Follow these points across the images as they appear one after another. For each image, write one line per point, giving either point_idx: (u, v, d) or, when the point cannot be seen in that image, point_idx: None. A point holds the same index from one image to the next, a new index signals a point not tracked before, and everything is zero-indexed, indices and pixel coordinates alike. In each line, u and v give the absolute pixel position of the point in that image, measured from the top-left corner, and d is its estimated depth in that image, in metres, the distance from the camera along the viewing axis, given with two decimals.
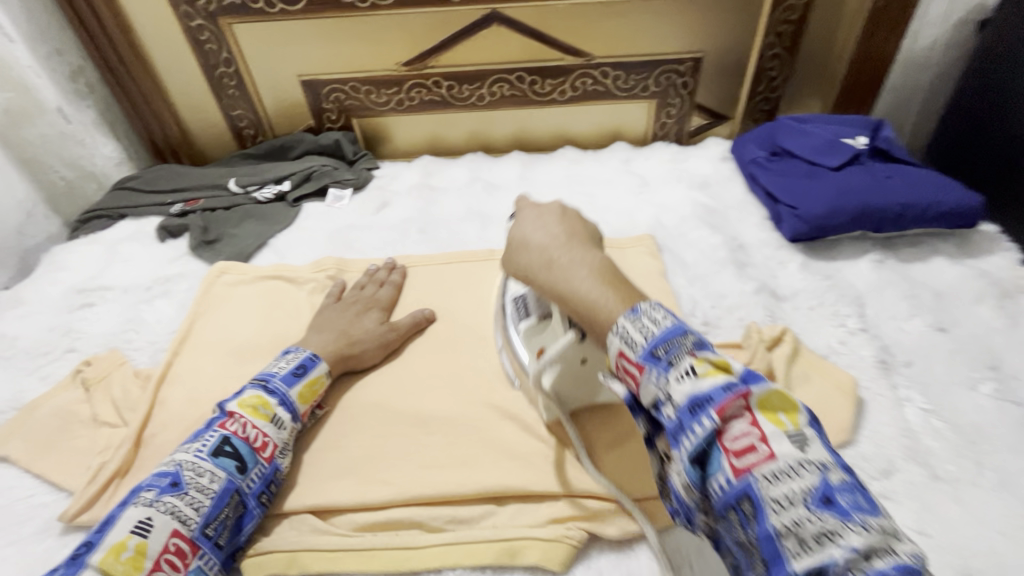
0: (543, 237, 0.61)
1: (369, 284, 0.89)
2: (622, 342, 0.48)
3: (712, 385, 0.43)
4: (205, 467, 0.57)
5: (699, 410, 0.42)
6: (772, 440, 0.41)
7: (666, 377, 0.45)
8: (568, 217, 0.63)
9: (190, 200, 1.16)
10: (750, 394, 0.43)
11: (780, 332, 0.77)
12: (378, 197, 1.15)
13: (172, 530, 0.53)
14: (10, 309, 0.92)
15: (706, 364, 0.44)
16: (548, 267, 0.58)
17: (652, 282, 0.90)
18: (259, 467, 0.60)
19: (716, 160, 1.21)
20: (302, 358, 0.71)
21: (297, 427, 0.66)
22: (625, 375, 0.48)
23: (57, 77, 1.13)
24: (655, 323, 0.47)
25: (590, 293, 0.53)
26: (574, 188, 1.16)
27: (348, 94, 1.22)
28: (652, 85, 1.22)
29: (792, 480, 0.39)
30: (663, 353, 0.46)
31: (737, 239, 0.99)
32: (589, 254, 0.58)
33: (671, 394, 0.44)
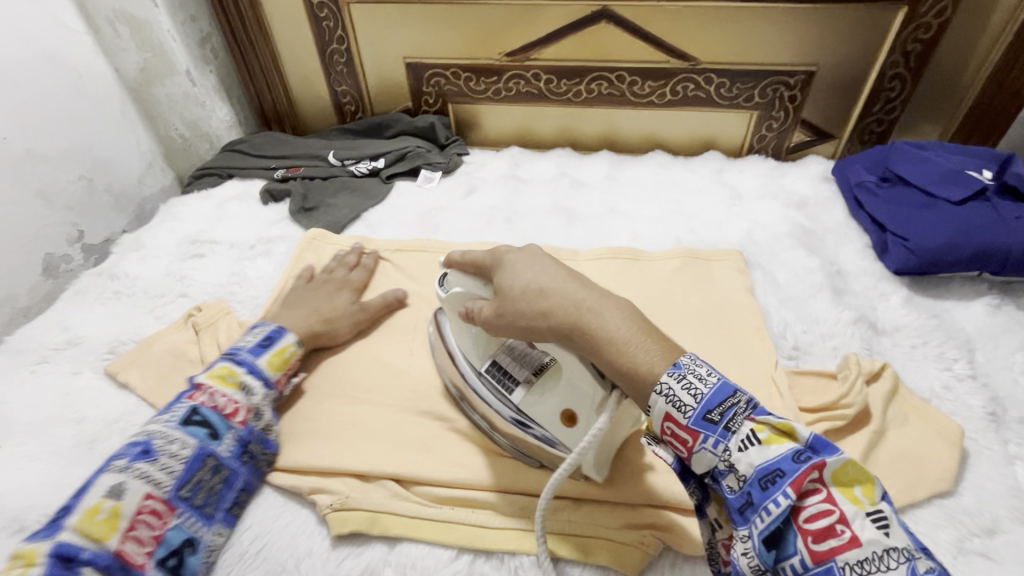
0: (547, 280, 0.54)
1: (339, 267, 0.92)
2: (670, 404, 0.46)
3: (779, 456, 0.43)
4: (175, 436, 0.60)
5: (771, 484, 0.43)
6: (853, 523, 0.40)
7: (724, 446, 0.45)
8: (556, 262, 0.56)
9: (291, 167, 1.22)
10: (823, 466, 0.42)
11: (879, 367, 0.73)
12: (466, 183, 1.18)
13: (146, 492, 0.56)
14: (132, 251, 1.00)
15: (767, 431, 0.45)
16: (576, 322, 0.51)
17: (741, 298, 0.87)
18: (234, 431, 0.64)
19: (815, 180, 1.16)
20: (268, 331, 0.75)
21: (271, 394, 0.70)
22: (674, 441, 0.48)
23: (189, 42, 1.22)
24: (701, 380, 0.46)
25: (630, 342, 0.49)
26: (663, 193, 1.14)
27: (448, 79, 1.25)
28: (757, 96, 1.18)
29: (879, 570, 0.38)
30: (719, 418, 0.45)
31: (835, 264, 0.95)
32: (616, 296, 0.52)
33: (735, 464, 0.44)
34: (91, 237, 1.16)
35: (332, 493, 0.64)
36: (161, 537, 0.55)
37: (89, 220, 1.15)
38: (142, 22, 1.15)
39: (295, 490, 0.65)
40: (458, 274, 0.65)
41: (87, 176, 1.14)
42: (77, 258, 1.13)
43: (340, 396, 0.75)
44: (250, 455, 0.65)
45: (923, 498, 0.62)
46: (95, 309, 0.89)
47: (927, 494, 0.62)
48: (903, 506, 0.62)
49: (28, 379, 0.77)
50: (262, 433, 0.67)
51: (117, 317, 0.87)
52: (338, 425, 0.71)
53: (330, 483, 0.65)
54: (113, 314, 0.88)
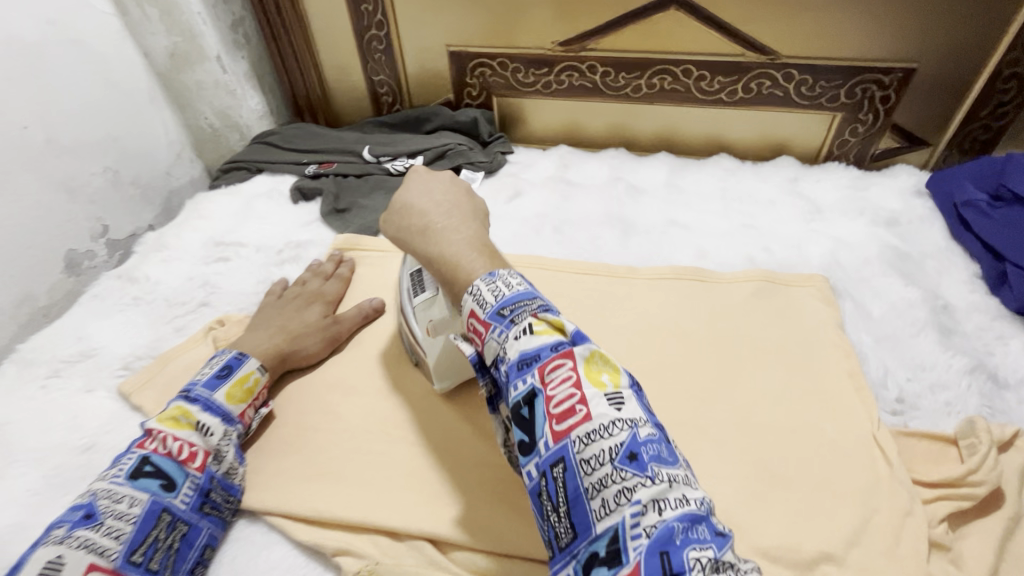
0: (424, 200, 0.57)
1: (314, 277, 0.84)
2: (475, 301, 0.48)
3: (542, 344, 0.44)
4: (123, 492, 0.52)
5: (525, 366, 0.43)
6: (589, 402, 0.41)
7: (506, 335, 0.45)
8: (459, 187, 0.59)
9: (323, 163, 1.14)
10: (575, 356, 0.44)
11: (1012, 436, 0.60)
12: (511, 185, 1.08)
13: (89, 565, 0.47)
14: (154, 252, 0.94)
15: (543, 325, 0.45)
16: (422, 236, 0.55)
17: (830, 334, 0.75)
18: (191, 480, 0.56)
19: (907, 195, 1.02)
20: (226, 359, 0.66)
21: (233, 430, 0.62)
22: (473, 336, 0.48)
23: (221, 25, 1.13)
24: (507, 287, 0.48)
25: (458, 256, 0.52)
26: (731, 204, 1.01)
27: (494, 70, 1.15)
28: (843, 96, 1.04)
29: (602, 438, 0.40)
30: (507, 312, 0.46)
31: (939, 297, 0.81)
32: (465, 223, 0.55)
33: (506, 351, 0.45)
34: (115, 232, 1.10)
35: (360, 556, 0.56)
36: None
37: (114, 214, 1.09)
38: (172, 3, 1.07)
39: (319, 548, 0.57)
40: None
41: (112, 168, 1.08)
42: (101, 255, 1.07)
43: (371, 434, 0.66)
44: (210, 503, 0.57)
45: None
46: (113, 316, 0.83)
47: None
48: None
49: (39, 396, 0.71)
50: (225, 477, 0.60)
51: (136, 327, 0.81)
52: (368, 470, 0.63)
53: (358, 542, 0.57)
54: (131, 323, 0.82)
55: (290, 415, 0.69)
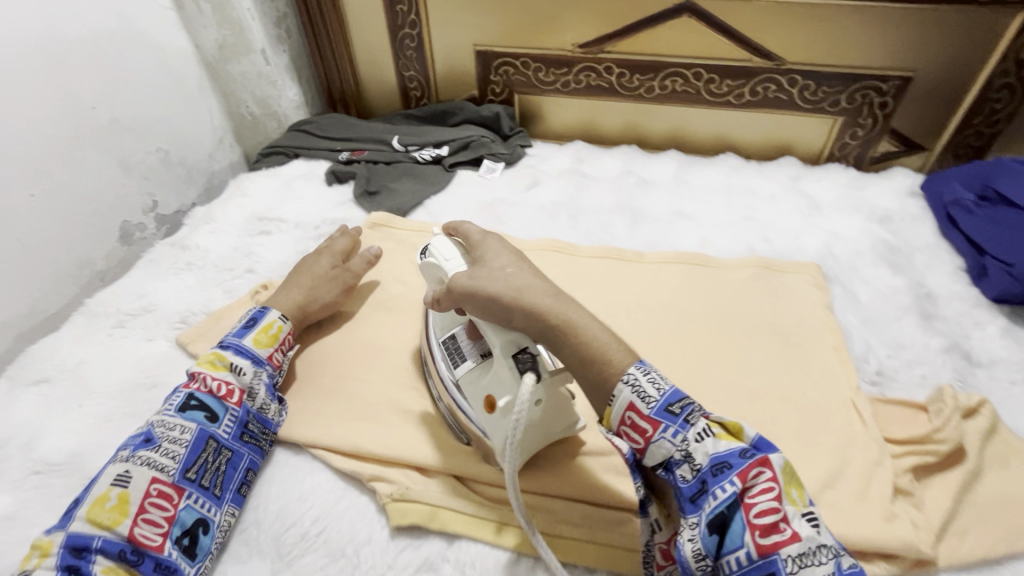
0: (515, 272, 0.57)
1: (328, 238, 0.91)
2: (635, 395, 0.51)
3: (729, 450, 0.49)
4: (175, 422, 0.61)
5: (722, 472, 0.48)
6: (794, 521, 0.46)
7: (683, 437, 0.50)
8: (508, 247, 0.61)
9: (356, 150, 1.23)
10: (767, 463, 0.48)
11: (977, 404, 0.67)
12: (529, 175, 1.16)
13: (151, 478, 0.57)
14: (203, 224, 1.03)
15: (719, 427, 0.51)
16: (517, 298, 0.55)
17: (819, 314, 0.82)
18: (230, 413, 0.64)
19: (902, 195, 1.09)
20: (252, 312, 0.74)
21: (263, 370, 0.69)
22: (631, 432, 0.52)
23: (266, 21, 1.23)
24: (663, 380, 0.52)
25: (592, 327, 0.54)
26: (734, 198, 1.09)
27: (517, 69, 1.23)
28: (844, 101, 1.11)
29: (813, 562, 0.44)
30: (679, 410, 0.50)
31: (924, 286, 0.88)
32: (564, 294, 0.57)
33: (692, 454, 0.49)
34: (164, 207, 1.19)
35: (392, 482, 0.64)
36: (173, 518, 0.56)
37: (163, 191, 1.19)
38: None
39: (356, 475, 0.65)
40: (440, 244, 0.65)
41: (163, 149, 1.17)
42: (150, 227, 1.17)
43: (401, 384, 0.75)
44: (250, 433, 0.65)
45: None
46: (168, 278, 0.92)
47: None
48: (1003, 556, 0.57)
49: (107, 342, 0.80)
50: (260, 412, 0.67)
51: (189, 288, 0.90)
52: (398, 414, 0.71)
53: (390, 472, 0.65)
54: (184, 285, 0.91)
55: (328, 366, 0.77)
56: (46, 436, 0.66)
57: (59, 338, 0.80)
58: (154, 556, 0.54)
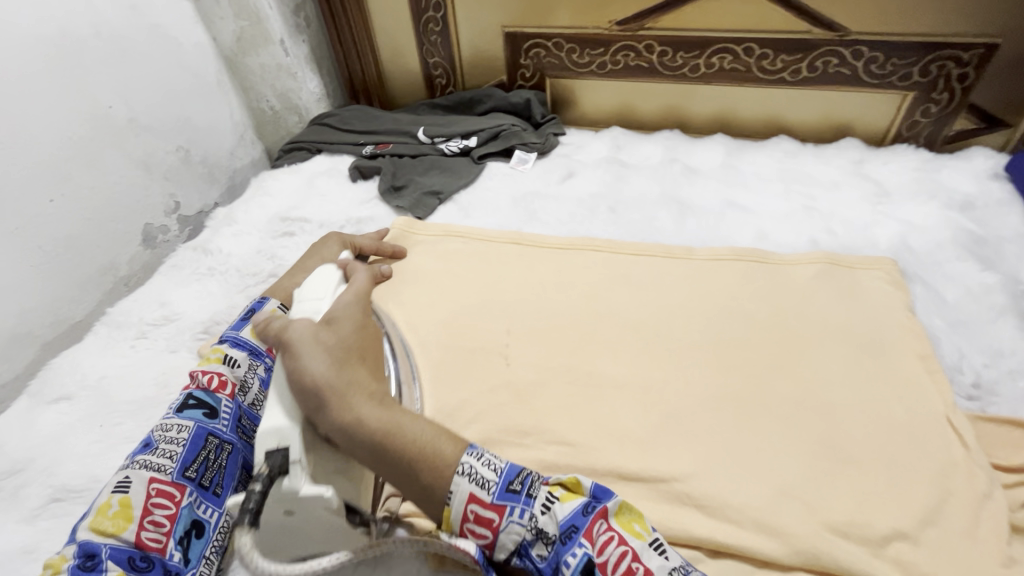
0: (316, 362, 0.50)
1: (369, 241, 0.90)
2: (473, 483, 0.48)
3: (571, 512, 0.47)
4: (172, 422, 0.57)
5: (569, 538, 0.46)
6: (643, 556, 0.45)
7: (529, 514, 0.47)
8: (364, 333, 0.55)
9: (379, 143, 1.17)
10: (607, 513, 0.47)
11: None
12: (564, 166, 1.08)
13: (149, 478, 0.53)
14: (225, 226, 0.99)
15: (559, 490, 0.49)
16: (341, 400, 0.49)
17: (902, 318, 0.73)
18: (225, 406, 0.60)
19: (983, 178, 0.97)
20: (251, 303, 0.71)
21: (257, 363, 0.66)
22: (478, 527, 0.48)
23: (284, 10, 1.17)
24: (500, 458, 0.50)
25: (419, 435, 0.50)
26: (791, 186, 0.99)
27: (549, 50, 1.15)
28: (916, 74, 1.00)
29: None
30: (519, 487, 0.48)
31: (1020, 283, 0.78)
32: (368, 381, 0.52)
33: (542, 529, 0.47)
34: (186, 208, 1.16)
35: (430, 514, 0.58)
36: (174, 517, 0.53)
37: (184, 191, 1.15)
38: None
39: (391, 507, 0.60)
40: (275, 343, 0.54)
41: (183, 148, 1.13)
42: (173, 230, 1.14)
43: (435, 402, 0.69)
44: (248, 427, 0.62)
45: None
46: (190, 284, 0.88)
47: None
48: None
49: (130, 354, 0.77)
50: (253, 407, 0.64)
51: (212, 296, 0.86)
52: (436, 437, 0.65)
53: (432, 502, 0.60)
54: (207, 291, 0.87)
55: None
56: (69, 460, 0.63)
57: (82, 351, 0.77)
58: (160, 560, 0.50)
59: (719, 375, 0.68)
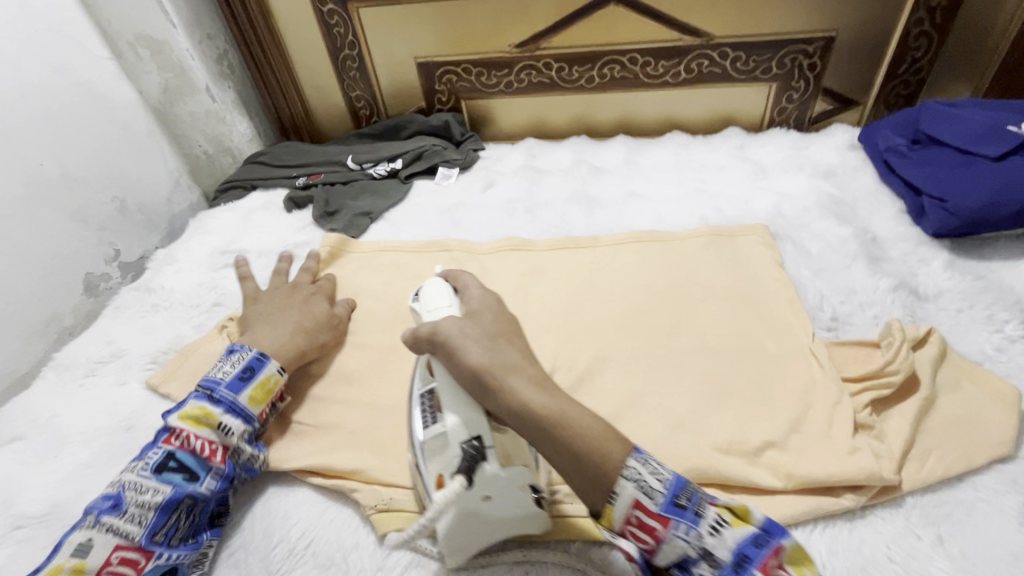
0: (474, 350, 0.52)
1: (305, 281, 0.91)
2: (642, 493, 0.49)
3: (743, 539, 0.49)
4: (147, 485, 0.59)
5: (741, 567, 0.48)
6: None
7: (696, 532, 0.49)
8: (499, 312, 0.58)
9: (312, 174, 1.24)
10: (778, 549, 0.49)
11: (925, 333, 0.70)
12: (484, 177, 1.18)
13: (114, 546, 0.56)
14: (166, 265, 1.04)
15: (728, 513, 0.50)
16: (503, 384, 0.50)
17: (773, 272, 0.85)
18: (210, 472, 0.63)
19: (843, 149, 1.13)
20: (249, 360, 0.70)
21: (250, 428, 0.67)
22: (641, 532, 0.50)
23: (207, 60, 1.26)
24: (662, 470, 0.51)
25: (590, 425, 0.50)
26: (684, 173, 1.12)
27: (460, 76, 1.26)
28: (775, 67, 1.15)
29: None
30: (687, 502, 0.50)
31: (869, 232, 0.91)
32: (533, 368, 0.53)
33: (710, 551, 0.48)
34: (127, 255, 1.20)
35: (374, 493, 0.65)
36: None
37: (124, 239, 1.19)
38: (162, 43, 1.18)
39: (339, 490, 0.66)
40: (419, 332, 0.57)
41: (119, 197, 1.17)
42: (115, 276, 1.17)
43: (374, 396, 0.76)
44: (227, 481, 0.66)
45: (983, 463, 0.60)
46: (136, 321, 0.92)
47: (986, 460, 0.60)
48: (960, 474, 0.60)
49: (80, 391, 0.80)
50: (245, 463, 0.66)
51: (157, 329, 0.90)
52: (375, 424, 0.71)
53: (373, 481, 0.66)
54: (152, 326, 0.91)
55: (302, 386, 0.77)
56: (27, 492, 0.66)
57: (31, 396, 0.80)
58: None
59: (621, 340, 0.78)
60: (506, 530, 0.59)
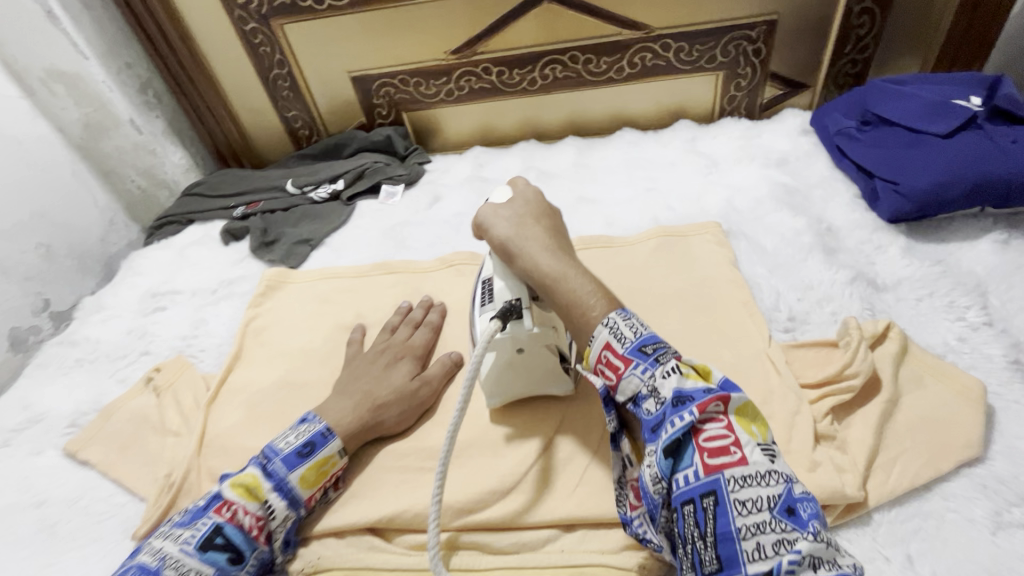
0: (500, 226, 0.61)
1: (403, 326, 0.79)
2: (611, 334, 0.52)
3: (692, 386, 0.47)
4: (189, 565, 0.52)
5: (681, 403, 0.46)
6: (744, 446, 0.44)
7: (651, 372, 0.49)
8: (539, 202, 0.64)
9: (250, 203, 1.18)
10: (729, 399, 0.46)
11: (883, 329, 0.67)
12: (430, 192, 1.13)
13: None
14: (93, 313, 0.98)
15: (690, 368, 0.49)
16: (521, 248, 0.59)
17: (726, 273, 0.81)
18: (254, 554, 0.56)
19: (795, 135, 1.09)
20: (313, 433, 0.62)
21: (291, 515, 0.59)
22: (607, 369, 0.52)
23: (129, 90, 1.18)
24: (641, 326, 0.52)
25: (584, 295, 0.55)
26: (635, 173, 1.08)
27: (398, 87, 1.20)
28: (719, 55, 1.12)
29: (759, 485, 0.43)
30: (652, 351, 0.50)
31: (823, 222, 0.88)
32: (553, 238, 0.60)
33: (658, 388, 0.48)
34: (57, 304, 1.13)
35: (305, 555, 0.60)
36: None
37: (53, 287, 1.12)
38: (76, 76, 1.11)
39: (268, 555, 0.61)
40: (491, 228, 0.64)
41: (44, 244, 1.10)
42: (46, 328, 1.10)
43: None
44: (265, 566, 0.59)
45: (950, 469, 0.56)
46: (57, 379, 0.86)
47: (953, 465, 0.56)
48: (927, 483, 0.56)
49: None
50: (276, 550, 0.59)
51: (80, 386, 0.84)
52: None
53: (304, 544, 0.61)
54: (75, 383, 0.85)
55: (232, 437, 0.72)
56: None
57: None
58: None
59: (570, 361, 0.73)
60: (529, 384, 0.66)
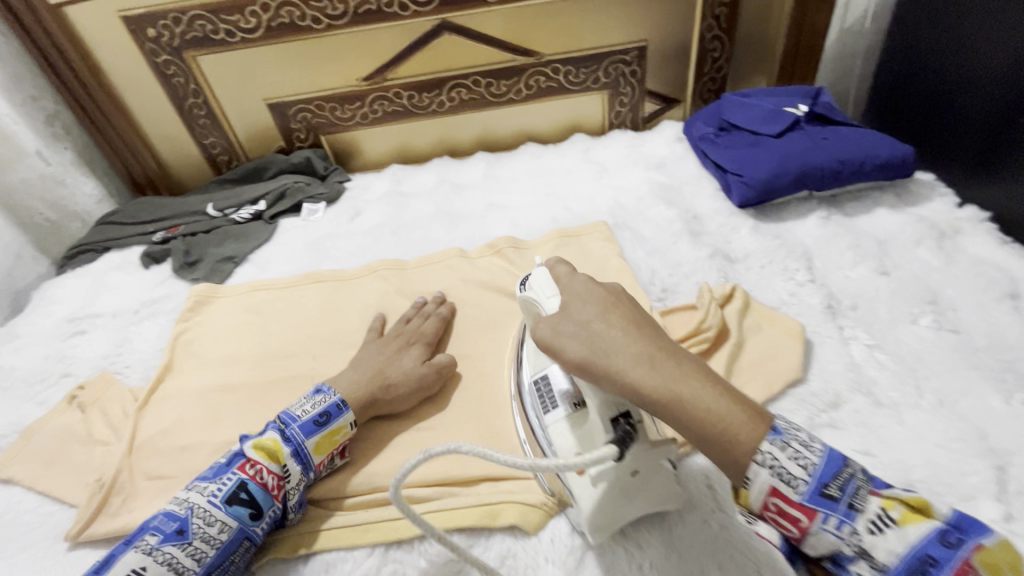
0: (573, 344, 0.51)
1: (417, 315, 0.86)
2: (779, 479, 0.46)
3: (921, 537, 0.42)
4: (216, 516, 0.58)
5: (921, 572, 0.42)
6: None
7: (849, 527, 0.45)
8: (597, 292, 0.54)
9: (170, 227, 1.20)
10: (973, 546, 0.41)
11: (730, 290, 0.82)
12: (351, 207, 1.20)
13: None
14: (6, 343, 0.97)
15: (898, 508, 0.44)
16: (615, 367, 0.49)
17: (612, 259, 0.94)
18: (272, 510, 0.62)
19: (671, 141, 1.26)
20: (328, 405, 0.69)
21: (305, 478, 0.66)
22: (782, 518, 0.47)
23: (34, 122, 1.17)
24: (812, 454, 0.46)
25: (719, 410, 0.46)
26: (537, 181, 1.21)
27: (314, 112, 1.28)
28: (602, 76, 1.28)
29: None
30: (838, 494, 0.45)
31: (691, 211, 1.04)
32: (648, 346, 0.50)
33: (868, 551, 0.44)
34: None
35: None
36: None
37: None
38: None
39: None
40: (539, 282, 0.60)
41: None
42: None
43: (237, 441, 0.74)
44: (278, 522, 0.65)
45: (779, 391, 0.70)
46: None
47: (780, 387, 0.70)
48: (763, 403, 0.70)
49: None
50: (293, 507, 0.65)
51: None
52: None
53: None
54: None
55: (164, 439, 0.75)
56: None
57: None
58: None
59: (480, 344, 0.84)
60: (646, 507, 0.60)
